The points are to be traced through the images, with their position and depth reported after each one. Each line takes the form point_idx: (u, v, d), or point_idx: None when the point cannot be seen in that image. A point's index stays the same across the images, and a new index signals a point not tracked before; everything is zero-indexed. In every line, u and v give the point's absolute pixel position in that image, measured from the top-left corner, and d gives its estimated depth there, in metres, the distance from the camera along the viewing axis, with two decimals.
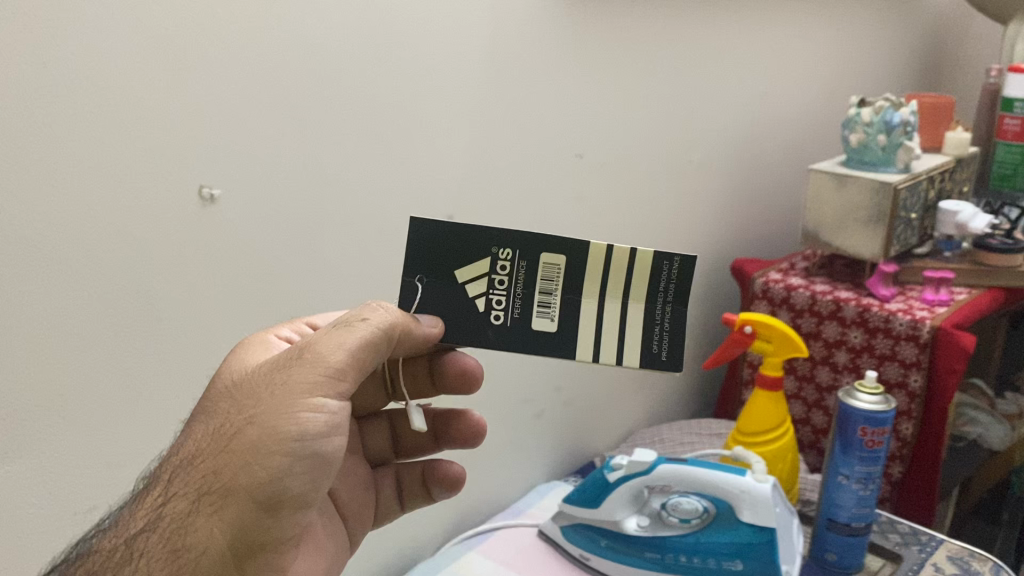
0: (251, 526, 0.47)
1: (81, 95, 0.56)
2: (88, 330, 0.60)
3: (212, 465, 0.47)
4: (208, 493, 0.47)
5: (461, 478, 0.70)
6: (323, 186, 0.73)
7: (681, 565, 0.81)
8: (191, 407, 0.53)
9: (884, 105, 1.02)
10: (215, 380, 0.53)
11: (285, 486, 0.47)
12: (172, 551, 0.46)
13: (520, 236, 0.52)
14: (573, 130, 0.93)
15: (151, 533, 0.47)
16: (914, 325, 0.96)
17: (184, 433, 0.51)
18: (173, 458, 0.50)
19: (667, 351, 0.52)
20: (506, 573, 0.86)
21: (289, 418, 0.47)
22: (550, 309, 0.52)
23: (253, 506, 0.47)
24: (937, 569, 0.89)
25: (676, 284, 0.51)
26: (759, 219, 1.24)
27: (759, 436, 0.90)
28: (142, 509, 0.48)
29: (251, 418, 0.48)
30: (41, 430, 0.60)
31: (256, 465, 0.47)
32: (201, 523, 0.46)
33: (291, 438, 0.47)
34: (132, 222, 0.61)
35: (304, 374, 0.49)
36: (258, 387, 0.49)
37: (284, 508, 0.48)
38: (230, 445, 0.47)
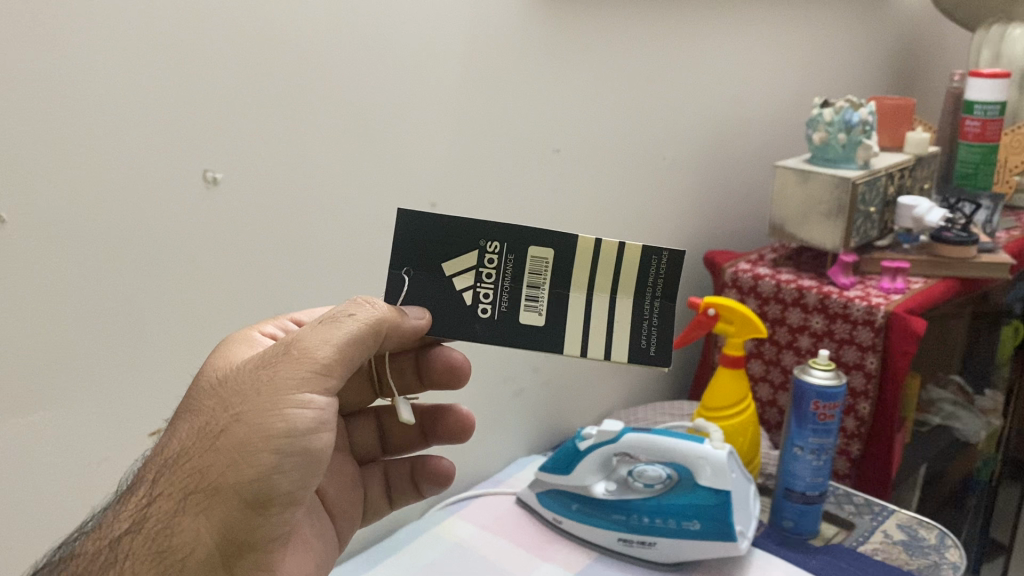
0: (238, 523, 0.51)
1: (99, 87, 0.64)
2: (102, 297, 0.68)
3: (199, 465, 0.51)
4: (195, 492, 0.50)
5: (450, 473, 0.77)
6: (315, 172, 0.80)
7: (644, 526, 0.88)
8: (177, 410, 0.57)
9: (844, 105, 1.08)
10: (201, 381, 0.57)
11: (273, 483, 0.51)
12: (158, 552, 0.50)
13: (507, 231, 0.57)
14: (550, 127, 1.00)
15: (136, 534, 0.51)
16: (870, 310, 1.03)
17: (170, 434, 0.55)
18: (160, 459, 0.54)
19: (655, 346, 0.56)
20: (484, 535, 0.93)
21: (276, 415, 0.51)
22: (537, 303, 0.57)
23: (242, 504, 0.50)
24: (886, 535, 0.95)
25: (663, 281, 0.56)
26: (732, 216, 1.32)
27: (721, 412, 0.97)
28: (130, 509, 0.52)
29: (237, 416, 0.51)
30: (57, 385, 0.67)
31: (243, 462, 0.50)
32: (188, 522, 0.50)
33: (280, 435, 0.51)
34: (141, 201, 0.68)
35: (290, 372, 0.52)
36: (244, 386, 0.53)
37: (272, 504, 0.51)
38: (217, 443, 0.51)
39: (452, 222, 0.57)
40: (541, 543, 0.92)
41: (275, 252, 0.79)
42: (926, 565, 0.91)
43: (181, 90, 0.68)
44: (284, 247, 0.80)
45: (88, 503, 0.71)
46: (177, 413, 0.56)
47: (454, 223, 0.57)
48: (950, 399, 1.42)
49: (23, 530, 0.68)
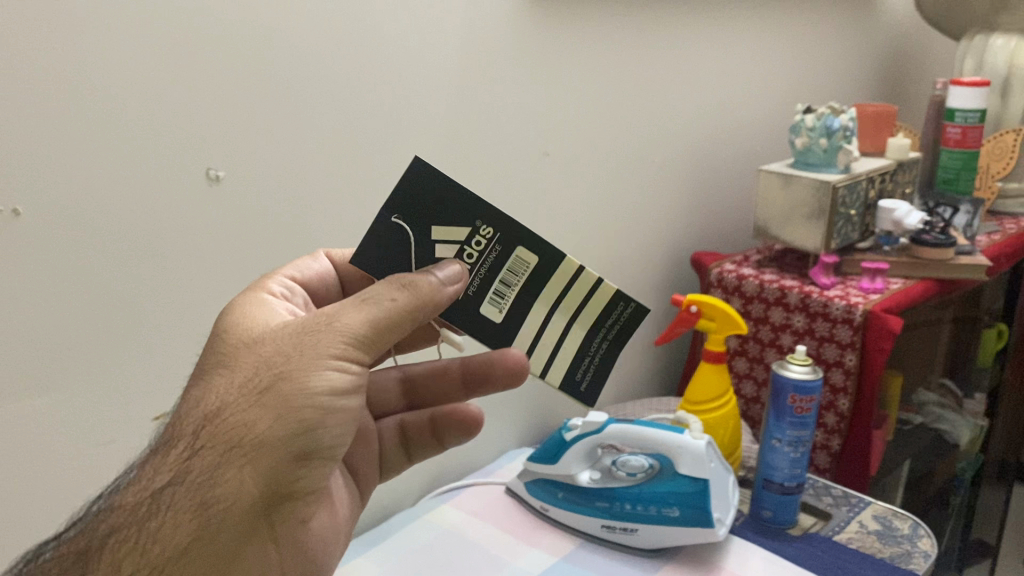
0: (280, 472, 0.57)
1: (108, 87, 0.68)
2: (108, 285, 0.72)
3: (243, 420, 0.55)
4: (238, 447, 0.55)
5: (478, 419, 0.80)
6: (313, 171, 0.84)
7: (626, 513, 0.91)
8: (209, 364, 0.60)
9: (825, 111, 1.13)
10: (235, 338, 0.60)
11: (314, 438, 0.57)
12: (201, 501, 0.55)
13: (506, 225, 0.61)
14: (541, 129, 1.04)
15: (179, 486, 0.55)
16: (849, 309, 1.06)
17: (204, 387, 0.58)
18: (195, 412, 0.57)
19: (586, 383, 0.65)
20: (473, 521, 0.97)
21: (320, 377, 0.56)
22: (501, 300, 0.63)
23: (285, 456, 0.56)
24: (861, 525, 0.99)
25: (618, 326, 0.65)
26: (719, 218, 1.36)
27: (704, 404, 1.01)
28: (170, 459, 0.56)
29: (281, 376, 0.56)
30: (64, 368, 0.71)
31: (288, 420, 0.55)
32: (230, 475, 0.55)
33: (323, 395, 0.56)
34: (147, 195, 0.72)
35: (331, 340, 0.57)
36: (285, 347, 0.57)
37: (312, 455, 0.58)
38: (261, 399, 0.55)
39: (458, 192, 0.59)
40: (528, 530, 0.96)
41: (274, 246, 0.83)
42: (899, 553, 0.94)
43: (187, 90, 0.72)
44: (283, 241, 0.84)
45: (95, 481, 0.75)
46: (209, 367, 0.59)
47: (461, 194, 0.59)
48: (944, 402, 1.44)
49: (33, 504, 0.72)
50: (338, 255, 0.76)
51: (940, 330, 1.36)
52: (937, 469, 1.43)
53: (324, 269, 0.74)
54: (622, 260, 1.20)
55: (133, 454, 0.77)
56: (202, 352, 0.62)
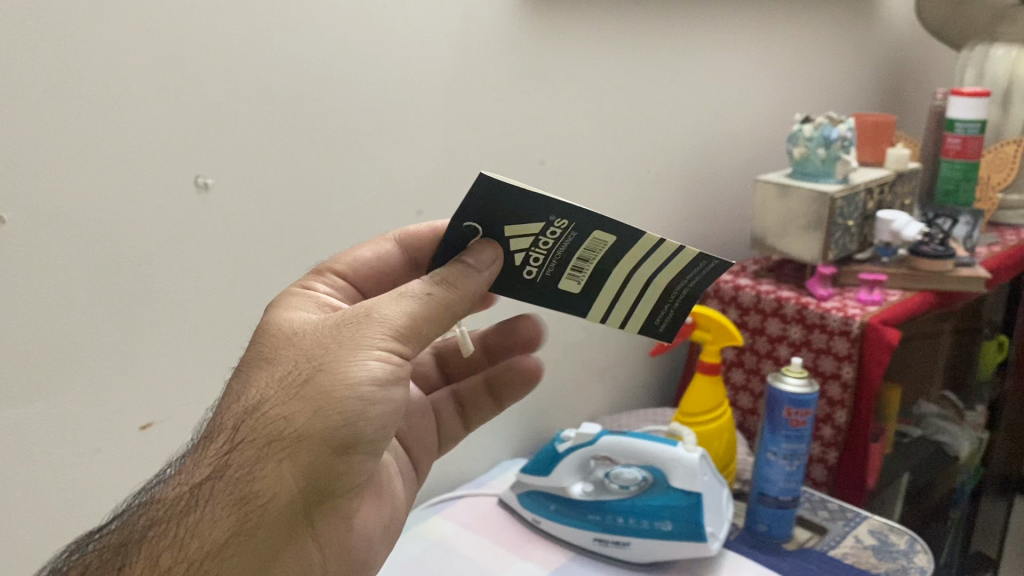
0: (320, 466, 0.57)
1: (95, 94, 0.67)
2: (97, 294, 0.71)
3: (282, 413, 0.56)
4: (278, 440, 0.56)
5: (536, 369, 0.80)
6: (304, 180, 0.83)
7: (619, 526, 0.90)
8: (252, 360, 0.61)
9: (823, 122, 1.12)
10: (276, 331, 0.61)
11: (354, 432, 0.57)
12: (240, 497, 0.55)
13: (581, 216, 0.55)
14: (537, 139, 1.04)
15: (218, 480, 0.56)
16: (846, 320, 1.06)
17: (246, 383, 0.59)
18: (237, 405, 0.58)
19: (664, 327, 0.67)
20: (466, 533, 0.96)
21: (360, 367, 0.57)
22: (579, 275, 0.62)
23: (325, 450, 0.57)
24: (857, 540, 0.98)
25: (705, 273, 0.63)
26: (717, 229, 1.35)
27: (699, 416, 1.00)
28: (211, 452, 0.57)
29: (320, 367, 0.57)
30: (47, 379, 0.70)
31: (327, 413, 0.56)
32: (268, 470, 0.56)
33: (363, 385, 0.56)
34: (134, 204, 0.71)
35: (372, 331, 0.58)
36: (324, 339, 0.58)
37: (352, 451, 0.58)
38: (300, 392, 0.56)
39: (525, 199, 0.54)
40: (519, 542, 0.95)
41: (265, 255, 0.82)
42: (895, 568, 0.93)
43: (177, 97, 0.72)
44: (274, 251, 0.83)
45: (82, 492, 0.74)
46: (251, 362, 0.60)
47: (531, 198, 0.54)
48: (945, 414, 1.43)
49: (20, 515, 0.71)
50: (407, 235, 0.73)
51: (941, 341, 1.34)
52: (938, 483, 1.41)
53: (388, 252, 0.73)
54: None
55: (121, 464, 0.77)
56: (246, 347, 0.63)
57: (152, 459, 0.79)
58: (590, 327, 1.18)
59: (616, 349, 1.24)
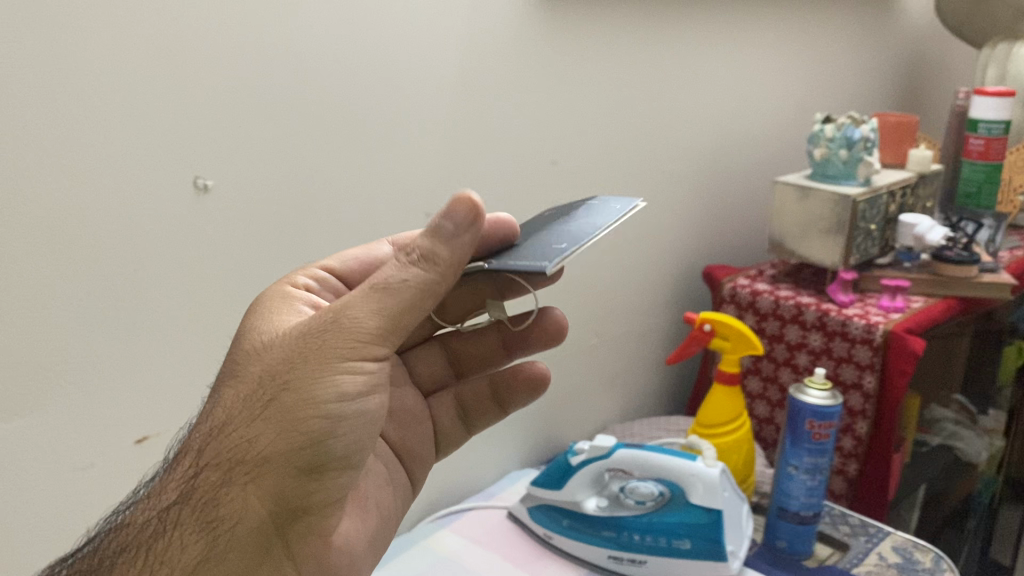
0: (290, 487, 0.53)
1: (89, 89, 0.63)
2: (88, 300, 0.67)
3: (246, 435, 0.52)
4: (242, 462, 0.52)
5: (545, 377, 0.74)
6: (309, 182, 0.79)
7: (635, 544, 0.87)
8: (224, 375, 0.57)
9: (845, 122, 1.08)
10: (248, 344, 0.57)
11: (323, 449, 0.53)
12: (207, 521, 0.52)
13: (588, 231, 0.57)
14: (548, 140, 1.00)
15: (184, 505, 0.53)
16: (868, 328, 1.02)
17: (215, 400, 0.56)
18: (206, 427, 0.55)
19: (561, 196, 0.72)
20: (473, 549, 0.92)
21: (326, 381, 0.52)
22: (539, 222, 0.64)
23: (294, 470, 0.52)
24: (880, 558, 0.94)
25: None
26: (729, 233, 1.31)
27: (717, 427, 0.96)
28: (182, 473, 0.54)
29: (284, 383, 0.53)
30: (39, 391, 0.66)
31: (293, 433, 0.52)
32: (235, 492, 0.52)
33: (329, 401, 0.52)
34: (131, 206, 0.68)
35: (337, 339, 0.53)
36: (291, 352, 0.54)
37: (323, 467, 0.54)
38: (265, 412, 0.52)
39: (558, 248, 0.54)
40: (529, 557, 0.91)
41: (267, 260, 0.78)
42: None
43: (174, 93, 0.68)
44: (278, 256, 0.79)
45: (72, 509, 0.71)
46: (224, 378, 0.57)
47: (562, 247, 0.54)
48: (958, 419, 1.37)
49: (8, 534, 0.67)
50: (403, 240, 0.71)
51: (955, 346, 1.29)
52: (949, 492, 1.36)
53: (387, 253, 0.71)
54: (627, 272, 1.16)
55: (114, 479, 0.73)
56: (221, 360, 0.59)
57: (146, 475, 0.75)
58: (601, 333, 1.15)
59: (626, 355, 1.20)
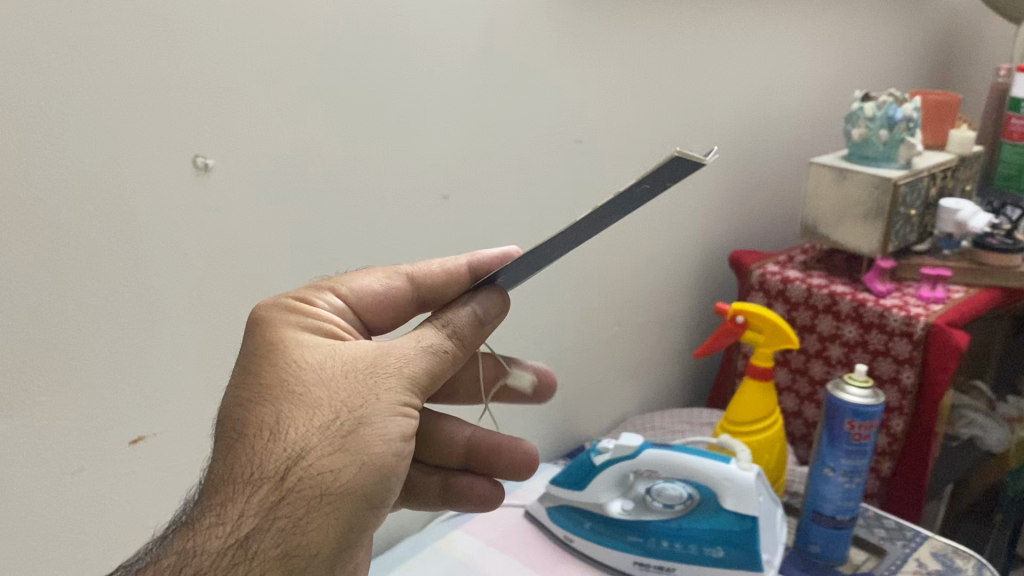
0: (358, 522, 0.48)
1: (78, 60, 0.57)
2: (80, 291, 0.61)
3: (329, 466, 0.47)
4: (326, 494, 0.46)
5: (490, 500, 0.71)
6: (321, 162, 0.73)
7: (664, 550, 0.82)
8: (265, 394, 0.49)
9: (888, 100, 1.01)
10: (296, 366, 0.50)
11: (391, 485, 0.49)
12: (286, 553, 0.45)
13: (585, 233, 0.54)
14: (573, 117, 0.94)
15: (263, 535, 0.45)
16: (908, 321, 0.96)
17: (274, 423, 0.48)
18: (270, 449, 0.47)
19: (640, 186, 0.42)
20: (489, 552, 0.87)
21: (398, 423, 0.49)
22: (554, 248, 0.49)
23: (367, 506, 0.48)
24: (919, 564, 0.89)
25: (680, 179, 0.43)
26: (754, 217, 1.26)
27: (748, 425, 0.91)
28: (252, 501, 0.46)
29: (363, 418, 0.48)
30: (27, 391, 0.60)
31: (372, 470, 0.48)
32: (317, 524, 0.46)
33: (401, 440, 0.49)
34: (126, 188, 0.62)
35: (402, 382, 0.50)
36: (358, 386, 0.49)
37: (384, 504, 0.50)
38: (345, 444, 0.47)
39: None
40: (549, 561, 0.86)
41: (278, 248, 0.73)
42: None
43: (174, 65, 0.62)
44: (289, 242, 0.73)
45: (62, 516, 0.65)
46: (273, 394, 0.49)
47: None
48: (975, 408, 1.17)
49: None
50: (423, 272, 0.63)
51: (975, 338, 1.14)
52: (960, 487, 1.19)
53: (398, 285, 0.62)
54: (650, 258, 1.10)
55: (108, 483, 0.67)
56: (254, 374, 0.50)
57: (144, 477, 0.70)
58: (622, 322, 1.09)
59: (647, 344, 1.15)
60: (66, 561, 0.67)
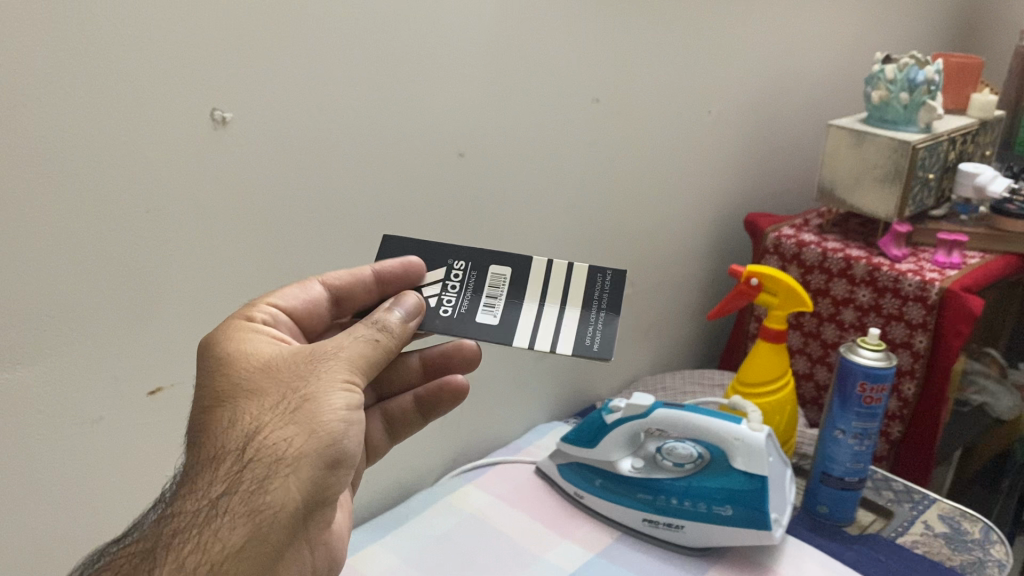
0: (316, 487, 0.49)
1: (96, 12, 0.57)
2: (98, 243, 0.62)
3: (282, 434, 0.47)
4: (281, 458, 0.47)
5: (465, 389, 0.69)
6: (338, 118, 0.73)
7: (672, 508, 0.82)
8: (217, 394, 0.50)
9: (909, 62, 1.00)
10: (241, 365, 0.51)
11: (343, 448, 0.49)
12: (252, 511, 0.46)
13: (471, 250, 0.59)
14: (589, 76, 0.93)
15: (230, 497, 0.45)
16: (923, 286, 0.95)
17: (229, 410, 0.49)
18: (229, 433, 0.48)
19: None
20: (500, 507, 0.88)
21: (342, 395, 0.50)
22: (494, 307, 0.57)
23: (321, 469, 0.48)
24: (927, 526, 0.90)
25: None
26: (770, 179, 1.25)
27: (759, 387, 0.91)
28: (216, 474, 0.46)
29: (309, 394, 0.49)
30: (46, 340, 0.61)
31: (322, 437, 0.48)
32: (278, 485, 0.46)
33: (346, 409, 0.49)
34: (143, 141, 0.62)
35: (341, 365, 0.51)
36: (300, 370, 0.50)
37: (340, 468, 0.50)
38: (295, 416, 0.48)
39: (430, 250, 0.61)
40: (560, 517, 0.87)
41: (295, 203, 0.73)
42: (970, 561, 0.85)
43: (191, 16, 0.61)
44: (306, 198, 0.74)
45: (80, 464, 0.66)
46: (225, 393, 0.50)
47: (431, 247, 0.61)
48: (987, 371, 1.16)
49: (16, 491, 0.63)
50: (338, 279, 0.60)
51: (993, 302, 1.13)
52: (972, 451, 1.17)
53: (315, 295, 0.59)
54: (663, 219, 1.10)
55: (126, 432, 0.68)
56: (202, 383, 0.51)
57: (160, 427, 0.71)
58: (636, 283, 1.09)
59: (661, 306, 1.15)
60: (84, 508, 0.68)
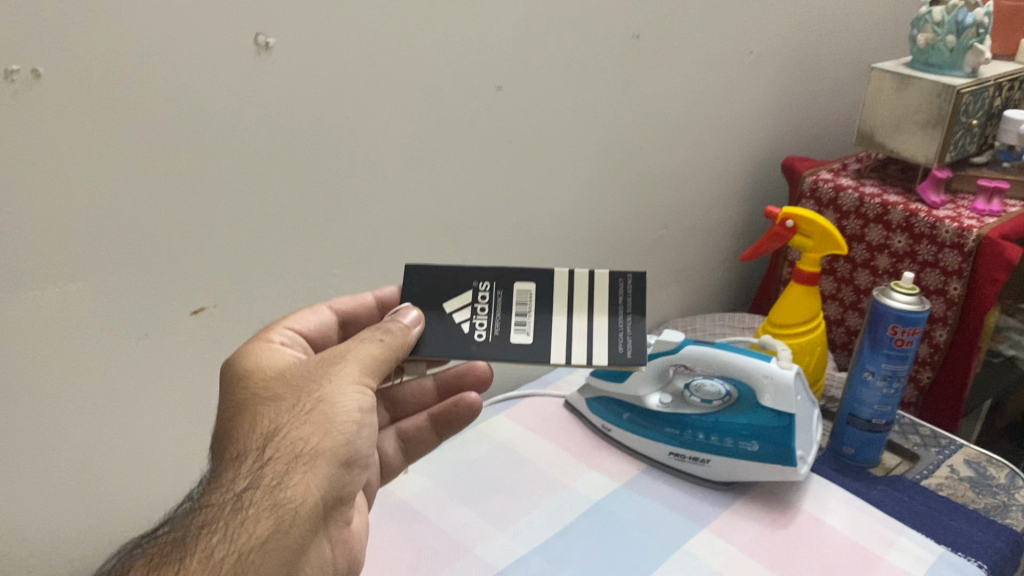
0: (331, 481, 0.52)
1: None
2: (143, 161, 0.63)
3: (301, 433, 0.50)
4: (300, 454, 0.50)
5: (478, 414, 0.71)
6: (379, 46, 0.74)
7: (699, 442, 0.84)
8: (235, 406, 0.53)
9: (958, 4, 0.98)
10: (257, 377, 0.54)
11: (354, 447, 0.53)
12: (276, 504, 0.48)
13: (495, 270, 0.59)
14: (630, 11, 0.92)
15: (255, 489, 0.48)
16: (960, 232, 0.94)
17: (248, 416, 0.52)
18: (249, 435, 0.51)
19: None
20: (530, 437, 0.90)
21: (353, 398, 0.53)
22: (525, 325, 0.56)
23: (335, 465, 0.52)
24: (952, 470, 0.91)
25: None
26: (808, 124, 1.24)
27: (791, 328, 0.92)
28: (240, 469, 0.49)
29: (322, 396, 0.52)
30: (92, 254, 0.63)
31: (335, 435, 0.52)
32: (298, 478, 0.49)
33: (357, 410, 0.53)
34: (188, 61, 0.63)
35: (350, 370, 0.54)
36: (312, 377, 0.53)
37: (352, 464, 0.53)
38: (310, 416, 0.51)
39: (452, 274, 0.59)
40: (588, 449, 0.89)
41: (334, 130, 0.74)
42: (994, 505, 0.85)
43: None
44: (346, 125, 0.75)
45: (124, 377, 0.69)
46: (244, 404, 0.53)
47: (454, 270, 0.60)
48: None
49: (64, 399, 0.66)
50: (346, 306, 0.65)
51: None
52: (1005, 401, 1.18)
53: (324, 322, 0.63)
54: (698, 161, 1.10)
55: (169, 349, 0.71)
56: (222, 399, 0.54)
57: (201, 346, 0.73)
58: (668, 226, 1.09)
59: (693, 248, 1.16)
60: (127, 420, 0.71)
